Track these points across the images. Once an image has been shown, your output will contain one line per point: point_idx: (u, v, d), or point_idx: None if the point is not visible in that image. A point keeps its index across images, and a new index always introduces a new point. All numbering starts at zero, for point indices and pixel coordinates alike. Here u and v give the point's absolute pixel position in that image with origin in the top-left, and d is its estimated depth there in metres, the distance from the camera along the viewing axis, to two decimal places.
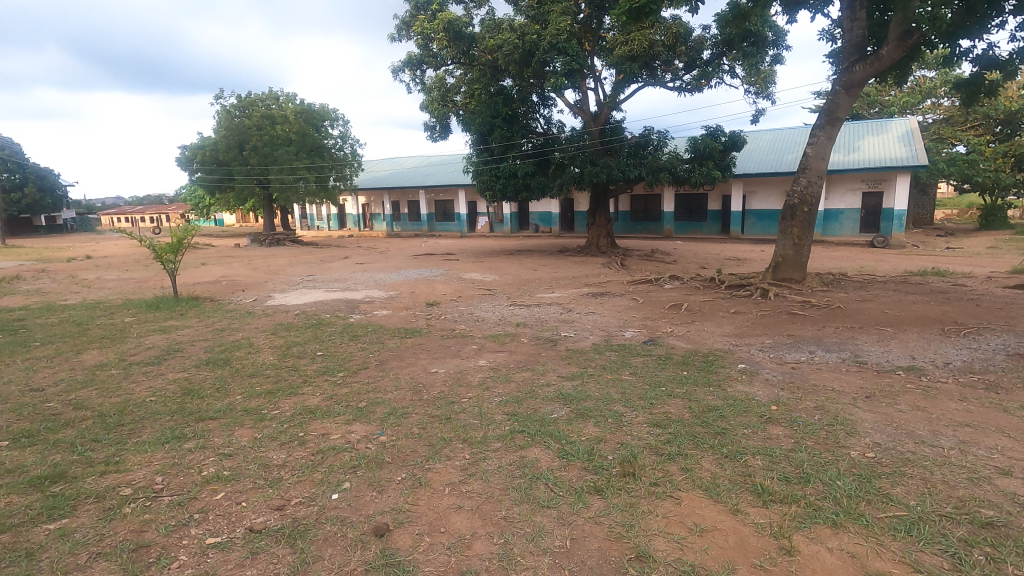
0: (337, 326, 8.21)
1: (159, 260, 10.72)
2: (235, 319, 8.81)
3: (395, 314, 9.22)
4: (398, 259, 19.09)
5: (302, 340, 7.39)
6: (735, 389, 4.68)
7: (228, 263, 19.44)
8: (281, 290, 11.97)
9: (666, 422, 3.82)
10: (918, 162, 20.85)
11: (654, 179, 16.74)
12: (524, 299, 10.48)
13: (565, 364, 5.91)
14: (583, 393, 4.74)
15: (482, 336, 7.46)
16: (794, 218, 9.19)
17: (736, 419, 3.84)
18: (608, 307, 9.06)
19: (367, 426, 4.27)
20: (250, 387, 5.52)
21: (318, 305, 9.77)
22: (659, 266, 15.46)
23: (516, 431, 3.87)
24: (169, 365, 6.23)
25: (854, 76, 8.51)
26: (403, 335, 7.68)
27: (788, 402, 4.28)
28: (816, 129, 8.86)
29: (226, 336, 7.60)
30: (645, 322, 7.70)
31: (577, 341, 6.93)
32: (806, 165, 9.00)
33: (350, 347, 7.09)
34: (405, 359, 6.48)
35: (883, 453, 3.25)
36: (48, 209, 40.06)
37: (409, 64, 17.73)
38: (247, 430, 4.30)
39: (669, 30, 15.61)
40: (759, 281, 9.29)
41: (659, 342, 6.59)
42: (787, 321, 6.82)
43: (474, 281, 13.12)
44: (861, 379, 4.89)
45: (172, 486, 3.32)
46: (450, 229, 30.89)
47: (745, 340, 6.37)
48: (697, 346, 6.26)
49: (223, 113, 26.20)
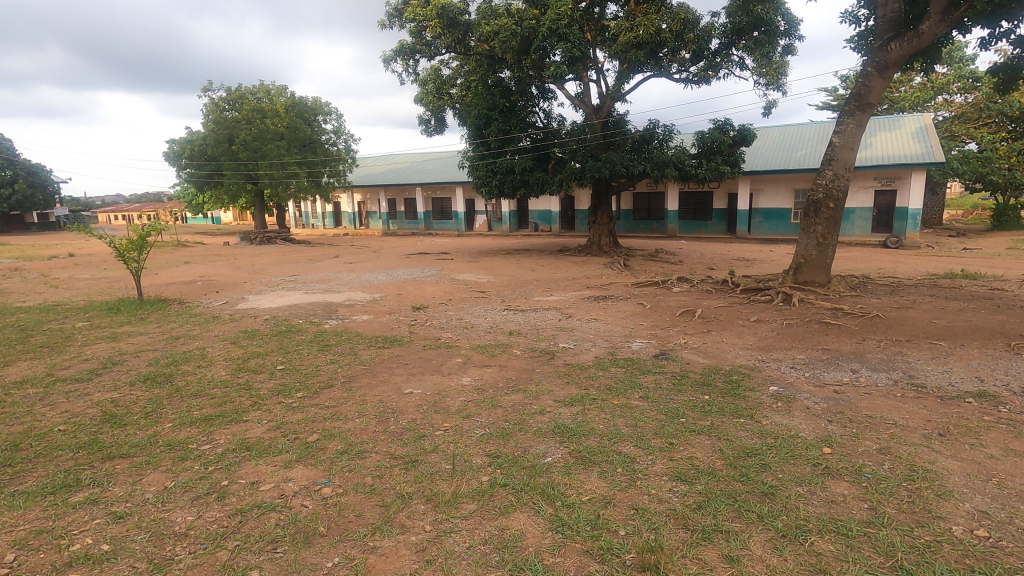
0: (307, 334, 7.30)
1: (122, 260, 9.71)
2: (196, 326, 7.89)
3: (376, 320, 8.32)
4: (390, 259, 18.21)
5: (263, 351, 6.47)
6: (772, 422, 3.79)
7: (213, 261, 18.56)
8: (258, 292, 11.08)
9: (694, 474, 2.92)
10: (936, 159, 19.88)
11: (660, 175, 15.85)
12: (520, 303, 9.60)
13: (562, 384, 5.01)
14: (584, 425, 3.85)
15: (469, 347, 6.58)
16: (818, 215, 8.30)
17: (785, 471, 2.95)
18: (611, 313, 8.15)
19: (310, 471, 3.37)
20: (185, 412, 4.61)
21: (291, 310, 8.84)
22: (665, 267, 14.60)
23: (498, 484, 2.98)
24: (99, 382, 5.31)
25: (889, 56, 7.57)
26: (381, 346, 6.76)
27: (846, 442, 3.39)
28: (844, 116, 7.96)
29: (180, 346, 6.70)
30: (654, 332, 6.80)
31: (577, 354, 6.02)
32: (832, 156, 8.10)
33: (317, 360, 6.17)
34: (376, 375, 5.57)
35: (1000, 530, 2.36)
36: (39, 206, 39.13)
37: (401, 53, 16.78)
38: (159, 476, 3.41)
39: (676, 16, 14.77)
40: (779, 284, 8.39)
41: (673, 356, 5.71)
42: (820, 332, 5.92)
43: (467, 282, 12.22)
44: (924, 409, 3.98)
45: (22, 569, 2.43)
46: (447, 228, 30.03)
47: (773, 354, 5.49)
48: (716, 363, 5.39)
49: (211, 106, 25.24)
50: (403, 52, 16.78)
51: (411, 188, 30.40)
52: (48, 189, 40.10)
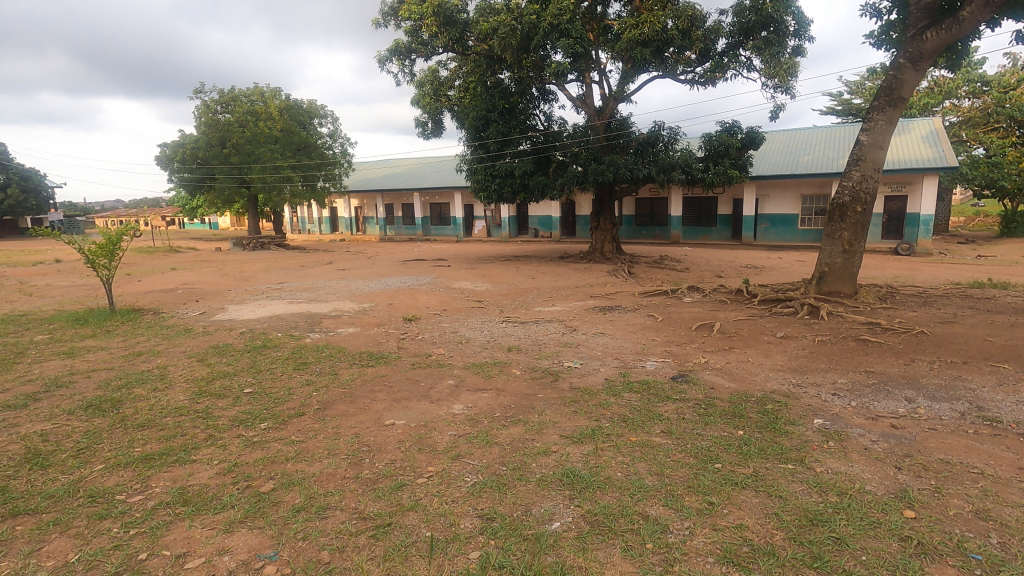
0: (284, 351, 6.59)
1: (90, 266, 8.98)
2: (164, 340, 7.18)
3: (362, 333, 7.62)
4: (385, 265, 17.55)
5: (231, 370, 5.75)
6: (827, 470, 3.11)
7: (200, 268, 17.83)
8: (239, 301, 10.36)
9: (748, 555, 2.26)
10: (949, 164, 19.21)
11: (666, 179, 15.23)
12: (520, 314, 8.91)
13: (569, 414, 4.30)
14: (598, 473, 3.14)
15: (463, 365, 5.90)
16: (845, 220, 7.62)
17: (866, 552, 2.27)
18: (619, 326, 7.45)
19: (254, 538, 2.67)
20: (124, 449, 3.89)
21: (270, 322, 8.12)
22: (671, 275, 13.96)
23: (490, 567, 2.31)
24: (35, 410, 4.60)
25: (924, 45, 6.92)
26: (364, 364, 6.05)
27: (929, 502, 2.70)
28: (873, 112, 7.32)
29: (141, 364, 5.98)
30: (669, 349, 6.10)
31: (585, 375, 5.33)
32: (860, 155, 7.45)
33: (291, 382, 5.45)
34: (356, 401, 4.86)
35: None
36: (32, 212, 38.34)
37: (396, 53, 16.10)
38: (66, 543, 2.71)
39: (683, 13, 14.15)
40: (802, 295, 7.68)
41: (693, 379, 5.02)
42: (858, 351, 5.24)
43: (464, 290, 11.54)
44: (1009, 452, 3.29)
45: None
46: (445, 233, 29.40)
47: (810, 378, 4.82)
48: (746, 388, 4.71)
49: (203, 108, 24.59)
50: (399, 51, 16.09)
51: (408, 193, 29.78)
52: (42, 193, 39.40)
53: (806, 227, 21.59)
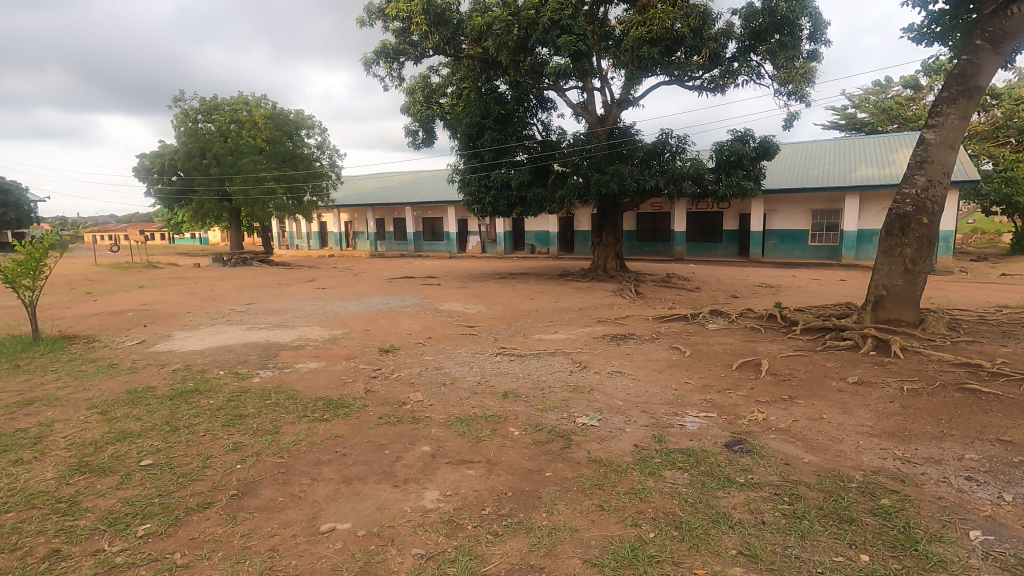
0: (218, 398, 5.15)
1: (9, 287, 7.60)
2: (75, 380, 5.76)
3: (325, 369, 6.23)
4: (371, 283, 16.21)
5: (136, 430, 4.32)
6: None
7: (168, 287, 16.33)
8: (192, 327, 8.93)
9: None
10: (969, 177, 18.16)
11: (674, 190, 14.02)
12: (517, 343, 7.56)
13: (591, 512, 2.94)
14: None
15: (443, 419, 4.53)
16: (906, 234, 6.33)
17: None
18: (638, 362, 6.10)
19: None
20: None
21: (215, 355, 6.71)
22: (681, 294, 12.68)
23: None
24: None
25: (1010, 22, 5.77)
26: (316, 418, 4.63)
27: None
28: (942, 104, 6.14)
29: (20, 420, 4.53)
30: (710, 399, 4.72)
31: (605, 439, 3.96)
32: (925, 157, 6.22)
33: (211, 448, 4.04)
34: (289, 482, 3.47)
35: None
36: (9, 225, 36.67)
37: (383, 55, 14.80)
38: None
39: (694, 10, 13.05)
40: (858, 324, 6.36)
41: (757, 449, 3.65)
42: (973, 409, 3.92)
43: (453, 313, 10.16)
44: None
45: None
46: (438, 249, 28.08)
47: (925, 450, 3.47)
48: (839, 466, 3.35)
49: (182, 116, 23.34)
50: (387, 53, 14.78)
51: (399, 207, 28.53)
52: (22, 206, 37.86)
53: (817, 243, 20.38)
